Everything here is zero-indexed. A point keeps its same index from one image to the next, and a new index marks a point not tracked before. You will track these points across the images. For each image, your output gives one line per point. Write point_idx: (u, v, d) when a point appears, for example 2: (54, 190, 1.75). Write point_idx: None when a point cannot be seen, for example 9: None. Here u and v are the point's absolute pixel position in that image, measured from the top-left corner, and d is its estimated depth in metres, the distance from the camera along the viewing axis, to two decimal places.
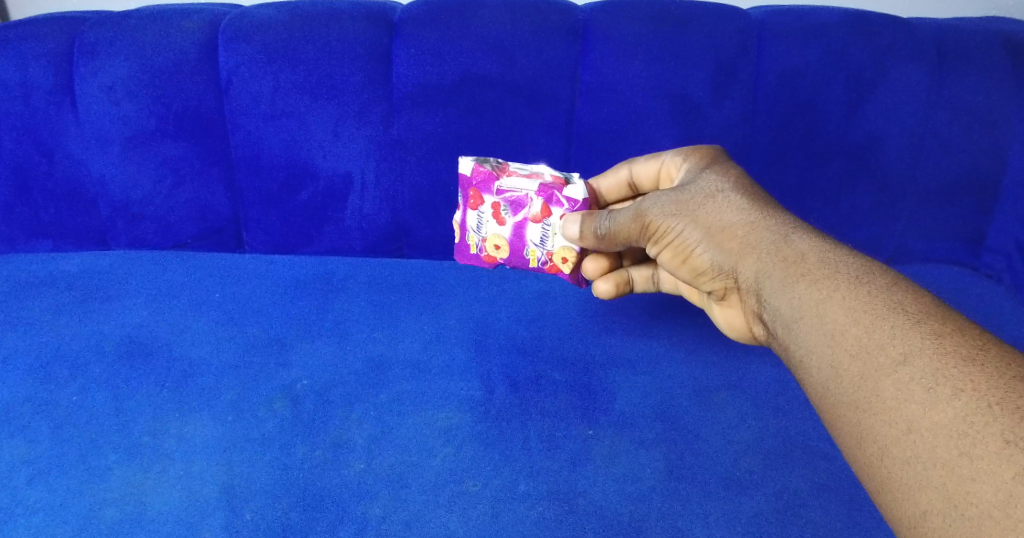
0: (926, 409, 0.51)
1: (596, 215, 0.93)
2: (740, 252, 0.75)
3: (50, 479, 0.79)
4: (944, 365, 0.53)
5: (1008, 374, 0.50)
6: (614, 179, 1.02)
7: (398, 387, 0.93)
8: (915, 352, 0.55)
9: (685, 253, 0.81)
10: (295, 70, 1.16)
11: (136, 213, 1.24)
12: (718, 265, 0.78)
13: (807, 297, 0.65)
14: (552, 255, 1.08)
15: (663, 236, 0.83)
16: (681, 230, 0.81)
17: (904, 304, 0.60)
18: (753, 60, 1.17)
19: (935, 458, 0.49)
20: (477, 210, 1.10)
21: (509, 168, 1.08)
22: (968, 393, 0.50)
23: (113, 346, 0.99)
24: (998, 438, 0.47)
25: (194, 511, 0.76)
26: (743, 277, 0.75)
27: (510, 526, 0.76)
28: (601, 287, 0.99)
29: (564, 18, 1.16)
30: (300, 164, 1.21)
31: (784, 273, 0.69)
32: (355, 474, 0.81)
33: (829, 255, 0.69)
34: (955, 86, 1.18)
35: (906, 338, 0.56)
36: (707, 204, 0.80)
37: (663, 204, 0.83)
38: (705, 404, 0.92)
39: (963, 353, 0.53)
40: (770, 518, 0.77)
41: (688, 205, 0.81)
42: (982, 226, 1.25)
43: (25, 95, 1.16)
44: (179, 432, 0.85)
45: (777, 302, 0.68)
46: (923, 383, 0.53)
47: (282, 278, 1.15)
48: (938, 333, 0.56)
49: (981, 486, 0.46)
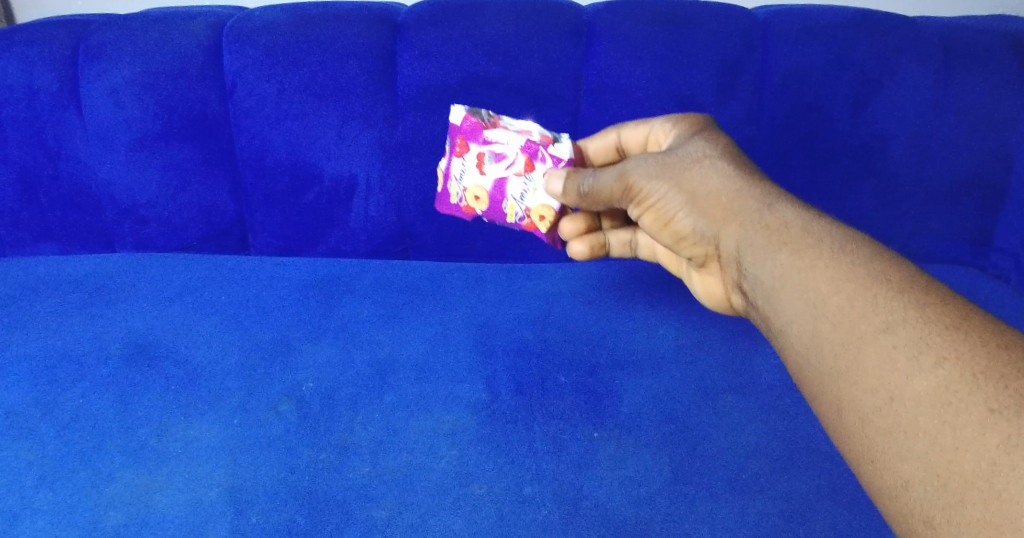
0: (908, 379, 0.53)
1: (579, 172, 0.89)
2: (725, 220, 0.76)
3: (56, 482, 0.79)
4: (927, 334, 0.55)
5: (991, 344, 0.52)
6: (601, 143, 0.99)
7: (403, 390, 0.93)
8: (898, 320, 0.57)
9: (667, 218, 0.81)
10: (300, 73, 1.16)
11: (142, 215, 1.24)
12: (701, 232, 0.79)
13: (792, 266, 0.67)
14: (531, 212, 0.99)
15: (646, 200, 0.82)
16: (665, 194, 0.80)
17: (887, 274, 0.61)
18: (759, 59, 1.17)
19: (919, 427, 0.51)
20: (461, 157, 1.00)
21: (500, 122, 1.02)
22: (951, 362, 0.52)
23: (119, 348, 0.99)
24: (982, 407, 0.49)
25: (199, 514, 0.76)
26: (727, 245, 0.76)
27: (515, 529, 0.75)
28: (575, 248, 1.01)
29: (569, 18, 1.16)
30: (305, 167, 1.21)
31: (770, 244, 0.71)
32: (360, 476, 0.80)
33: (814, 226, 0.70)
34: (963, 85, 1.17)
35: (889, 306, 0.58)
36: (693, 169, 0.80)
37: (649, 167, 0.82)
38: (711, 406, 0.92)
39: (946, 322, 0.55)
40: (777, 522, 0.77)
41: (674, 168, 0.80)
42: (990, 226, 1.25)
43: (31, 98, 1.16)
44: (184, 435, 0.85)
45: (763, 271, 0.70)
46: (906, 351, 0.54)
47: (288, 280, 1.16)
48: (921, 303, 0.58)
49: (965, 455, 0.47)
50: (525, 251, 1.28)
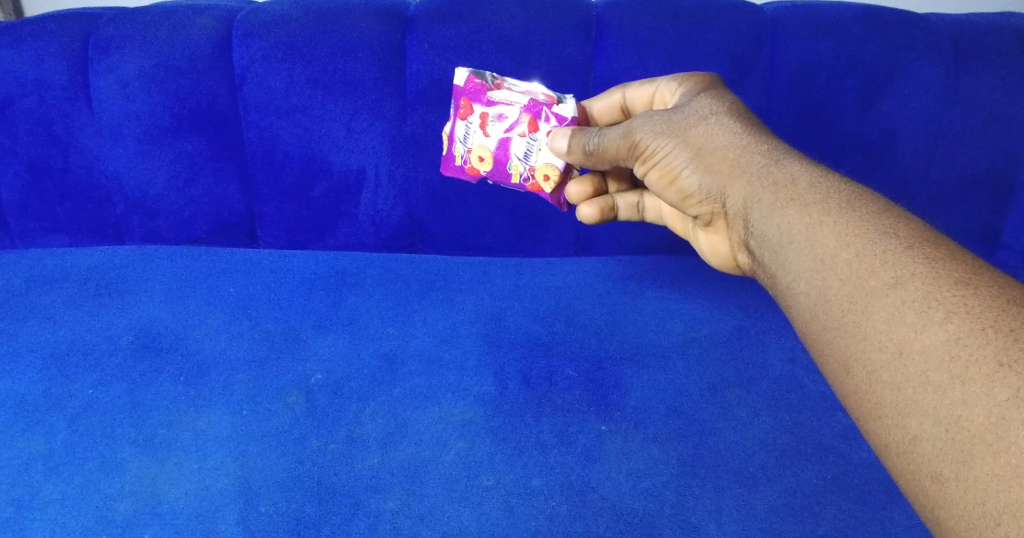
0: (917, 332, 0.51)
1: (586, 131, 0.90)
2: (730, 175, 0.75)
3: (68, 471, 0.81)
4: (936, 289, 0.52)
5: (1000, 298, 0.50)
6: (606, 103, 1.00)
7: (411, 382, 0.93)
8: (907, 275, 0.55)
9: (672, 174, 0.81)
10: (309, 67, 1.16)
11: (151, 207, 1.25)
12: (707, 189, 0.78)
13: (798, 221, 0.65)
14: (535, 171, 1.00)
15: (652, 157, 0.82)
16: (671, 151, 0.80)
17: (895, 230, 0.59)
18: (767, 55, 1.17)
19: (927, 381, 0.49)
20: (465, 119, 1.02)
21: (504, 85, 1.04)
22: (960, 316, 0.50)
23: (130, 340, 1.00)
24: (992, 360, 0.47)
25: (210, 503, 0.77)
26: (732, 202, 0.75)
27: (522, 521, 0.76)
28: (585, 212, 0.98)
29: (577, 12, 1.16)
30: (315, 160, 1.22)
31: (776, 200, 0.69)
32: (368, 467, 0.81)
33: (820, 181, 0.68)
34: (972, 81, 1.17)
35: (899, 262, 0.56)
36: (699, 126, 0.79)
37: (656, 123, 0.82)
38: (718, 400, 0.92)
39: (955, 277, 0.53)
40: (783, 515, 0.77)
41: (680, 124, 0.80)
42: (998, 221, 1.25)
43: (42, 91, 1.17)
44: (195, 426, 0.86)
45: (768, 225, 0.68)
46: (914, 305, 0.52)
47: (297, 272, 1.16)
48: (930, 258, 0.55)
49: (973, 409, 0.46)
50: (533, 245, 1.29)
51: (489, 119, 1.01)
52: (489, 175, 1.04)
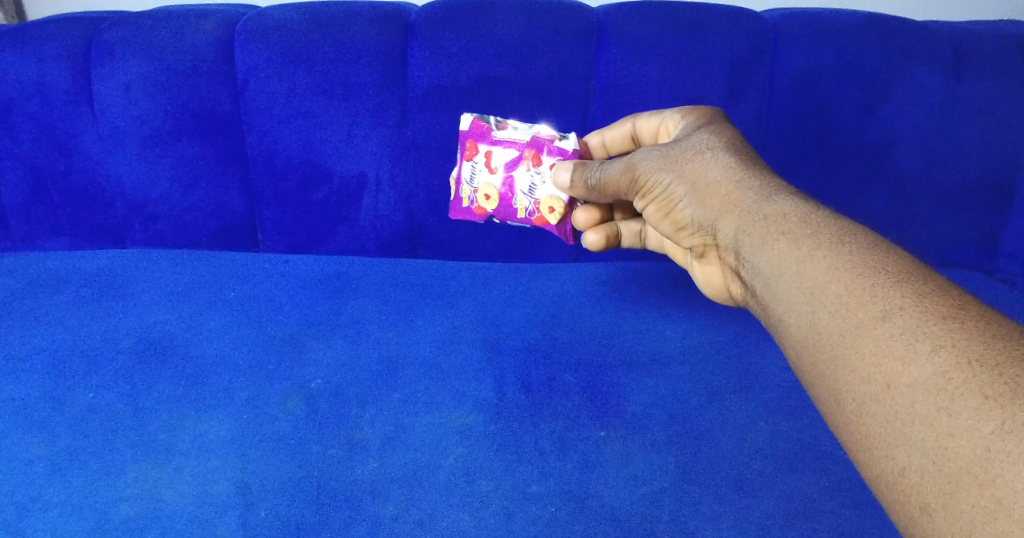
0: (905, 366, 0.51)
1: (587, 165, 0.92)
2: (722, 209, 0.76)
3: (69, 474, 0.81)
4: (924, 322, 0.52)
5: (987, 331, 0.50)
6: (618, 131, 1.00)
7: (411, 387, 0.93)
8: (895, 309, 0.54)
9: (669, 206, 0.82)
10: (311, 72, 1.17)
11: (153, 211, 1.25)
12: (701, 222, 0.79)
13: (788, 254, 0.65)
14: (540, 205, 1.03)
15: (650, 190, 0.83)
16: (668, 185, 0.81)
17: (885, 264, 0.59)
18: (768, 62, 1.17)
19: (914, 414, 0.49)
20: (471, 161, 1.06)
21: (507, 125, 1.07)
22: (947, 349, 0.50)
23: (130, 344, 1.00)
24: (978, 393, 0.46)
25: (208, 507, 0.77)
26: (724, 234, 0.75)
27: (521, 526, 0.76)
28: (591, 239, 0.98)
29: (578, 20, 1.16)
30: (316, 165, 1.22)
31: (766, 232, 0.69)
32: (368, 472, 0.81)
33: (811, 215, 0.68)
34: (972, 89, 1.17)
35: (886, 296, 0.56)
36: (695, 161, 0.80)
37: (655, 158, 0.83)
38: (717, 407, 0.92)
39: (943, 311, 0.53)
40: (780, 521, 0.77)
41: (677, 159, 0.81)
42: (997, 229, 1.25)
43: (45, 95, 1.17)
44: (195, 429, 0.86)
45: (758, 257, 0.68)
46: (902, 339, 0.52)
47: (296, 278, 1.16)
48: (918, 292, 0.55)
49: (959, 442, 0.45)
50: (533, 252, 1.29)
51: (493, 158, 1.05)
52: (497, 213, 1.07)
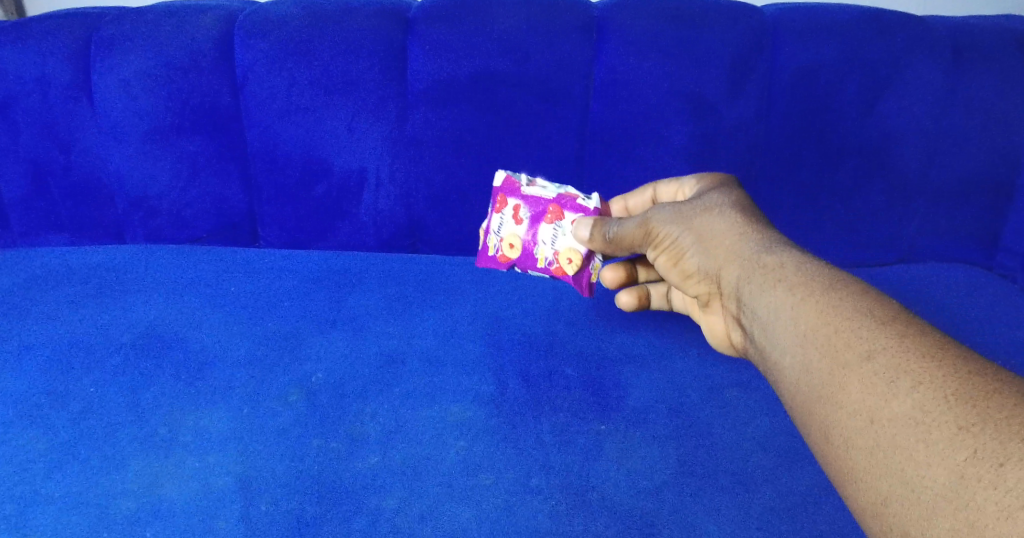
0: (886, 401, 0.53)
1: (606, 221, 0.94)
2: (725, 257, 0.78)
3: (69, 469, 0.81)
4: (906, 361, 0.55)
5: (964, 369, 0.53)
6: (639, 198, 1.04)
7: (412, 381, 0.94)
8: (880, 349, 0.57)
9: (677, 256, 0.84)
10: (311, 67, 1.17)
11: (153, 207, 1.25)
12: (705, 269, 0.80)
13: (783, 300, 0.67)
14: (559, 256, 1.11)
15: (660, 242, 0.85)
16: (677, 235, 0.83)
17: (872, 308, 0.62)
18: (768, 57, 1.17)
19: (895, 445, 0.51)
20: (501, 212, 1.15)
21: (537, 183, 1.16)
22: (926, 385, 0.52)
23: (131, 339, 1.01)
24: (953, 424, 0.49)
25: (209, 501, 0.77)
26: (725, 279, 0.77)
27: (522, 519, 0.76)
28: (624, 298, 1.05)
29: (578, 16, 1.16)
30: (316, 160, 1.22)
31: (763, 278, 0.71)
32: (369, 466, 0.81)
33: (806, 264, 0.71)
34: (971, 84, 1.17)
35: (872, 338, 0.58)
36: (703, 216, 0.83)
37: (667, 213, 0.86)
38: (718, 401, 0.92)
39: (923, 350, 0.55)
40: (780, 514, 0.77)
41: (687, 214, 0.84)
42: (996, 224, 1.25)
43: (44, 91, 1.17)
44: (195, 424, 0.87)
45: (755, 302, 0.70)
46: (884, 377, 0.55)
47: (296, 273, 1.17)
48: (902, 334, 0.58)
49: (935, 470, 0.47)
50: None
51: (520, 210, 1.14)
52: (518, 262, 1.17)
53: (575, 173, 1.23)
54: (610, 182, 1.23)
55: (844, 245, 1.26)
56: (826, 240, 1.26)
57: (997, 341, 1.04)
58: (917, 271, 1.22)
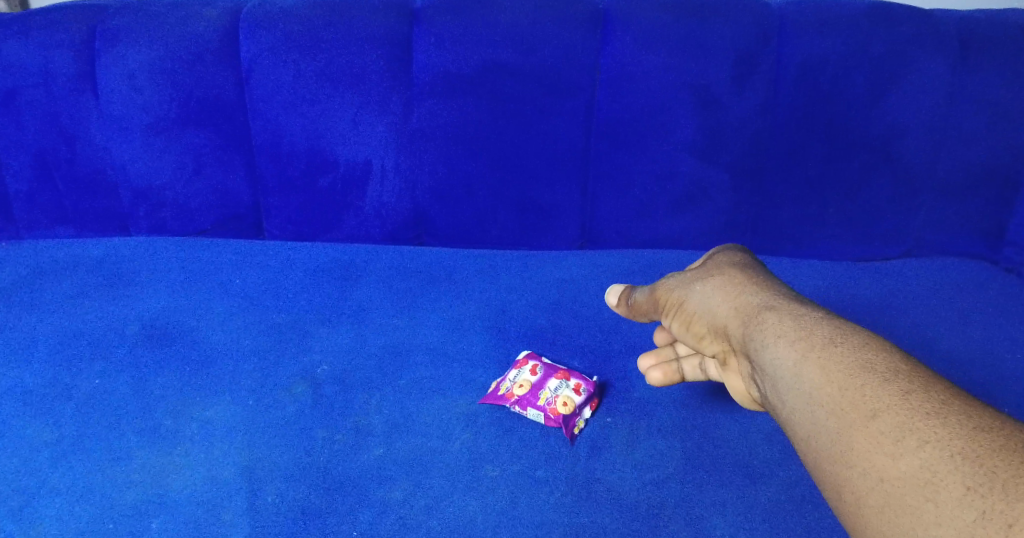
0: (893, 461, 0.52)
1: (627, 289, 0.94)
2: (729, 314, 0.75)
3: (74, 461, 0.82)
4: (909, 418, 0.54)
5: (969, 426, 0.52)
6: None
7: (418, 373, 0.95)
8: (883, 407, 0.55)
9: (686, 318, 0.80)
10: (316, 58, 1.17)
11: (158, 199, 1.25)
12: (712, 331, 0.77)
13: (787, 357, 0.64)
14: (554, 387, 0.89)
15: (669, 307, 0.83)
16: (684, 299, 0.81)
17: (873, 361, 0.60)
18: (775, 49, 1.16)
19: (903, 505, 0.51)
20: (518, 367, 0.93)
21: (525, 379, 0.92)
22: (931, 443, 0.52)
23: (136, 331, 1.01)
24: (960, 484, 0.49)
25: (216, 492, 0.78)
26: (732, 337, 0.73)
27: (527, 511, 0.76)
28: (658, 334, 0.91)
29: (585, 8, 1.16)
30: (322, 153, 1.22)
31: (765, 334, 0.68)
32: (374, 458, 0.82)
33: (808, 317, 0.68)
34: (979, 78, 1.17)
35: (875, 392, 0.57)
36: (705, 279, 0.81)
37: (675, 281, 0.85)
38: (724, 394, 0.92)
39: (926, 407, 0.54)
40: (785, 507, 0.77)
41: (691, 280, 0.82)
42: (1004, 218, 1.24)
43: (50, 83, 1.18)
44: (201, 416, 0.87)
45: (762, 364, 0.67)
46: (890, 436, 0.54)
47: (302, 265, 1.17)
48: (904, 389, 0.56)
49: (946, 531, 0.48)
50: (538, 238, 1.28)
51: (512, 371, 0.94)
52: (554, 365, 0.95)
53: (580, 166, 1.23)
54: (614, 176, 1.23)
55: (849, 239, 1.26)
56: (831, 234, 1.25)
57: (1004, 337, 1.04)
58: (924, 265, 1.22)
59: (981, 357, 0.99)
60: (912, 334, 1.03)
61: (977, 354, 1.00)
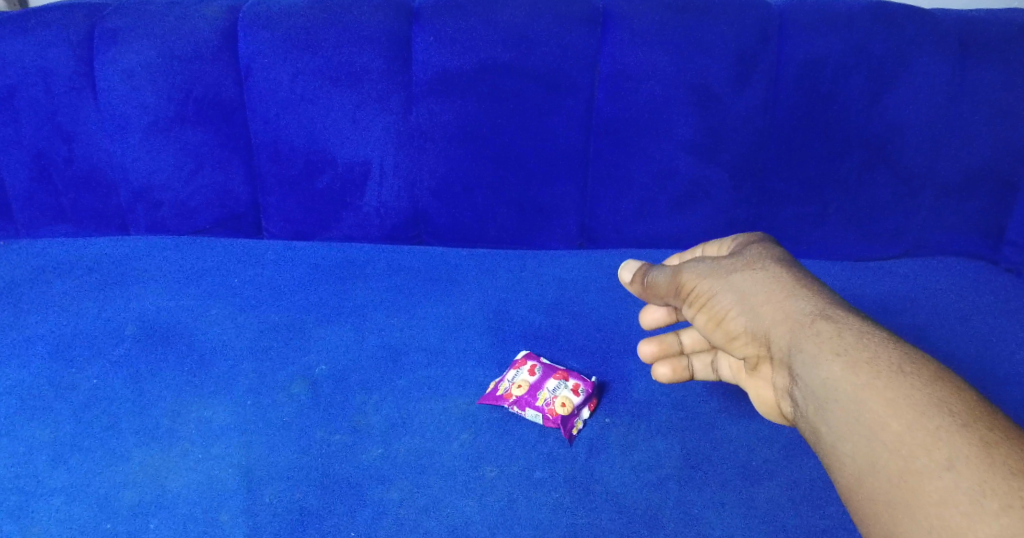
0: (967, 521, 0.46)
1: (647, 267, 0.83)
2: (776, 318, 0.67)
3: (72, 461, 0.81)
4: (988, 474, 0.47)
5: None
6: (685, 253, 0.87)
7: (416, 372, 0.94)
8: (959, 458, 0.49)
9: (718, 316, 0.73)
10: (315, 57, 1.17)
11: (157, 198, 1.25)
12: (751, 332, 0.69)
13: (845, 381, 0.58)
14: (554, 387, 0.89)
15: (699, 298, 0.75)
16: (718, 293, 0.73)
17: (944, 397, 0.53)
18: (774, 49, 1.16)
19: None
20: (517, 367, 0.93)
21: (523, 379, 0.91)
22: (1015, 505, 0.45)
23: (135, 331, 1.01)
24: None
25: (214, 492, 0.78)
26: (778, 344, 0.66)
27: (525, 512, 0.76)
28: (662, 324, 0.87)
29: (584, 7, 1.16)
30: (321, 152, 1.22)
31: (820, 351, 0.61)
32: (372, 458, 0.82)
33: (867, 333, 0.61)
34: (978, 78, 1.16)
35: (949, 438, 0.50)
36: (744, 272, 0.73)
37: (705, 268, 0.76)
38: (723, 394, 0.92)
39: (1007, 462, 0.48)
40: (785, 508, 0.77)
41: (725, 270, 0.74)
42: (1003, 218, 1.24)
43: (48, 82, 1.17)
44: (199, 415, 0.87)
45: (815, 384, 0.60)
46: (967, 491, 0.47)
47: (301, 265, 1.17)
48: (980, 436, 0.50)
49: None
50: (537, 238, 1.28)
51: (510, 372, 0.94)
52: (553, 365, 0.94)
53: (579, 166, 1.23)
54: (614, 175, 1.23)
55: (848, 239, 1.26)
56: (830, 234, 1.25)
57: (1004, 338, 1.04)
58: (923, 265, 1.22)
59: (981, 358, 0.99)
60: (911, 335, 1.03)
61: (976, 355, 1.00)
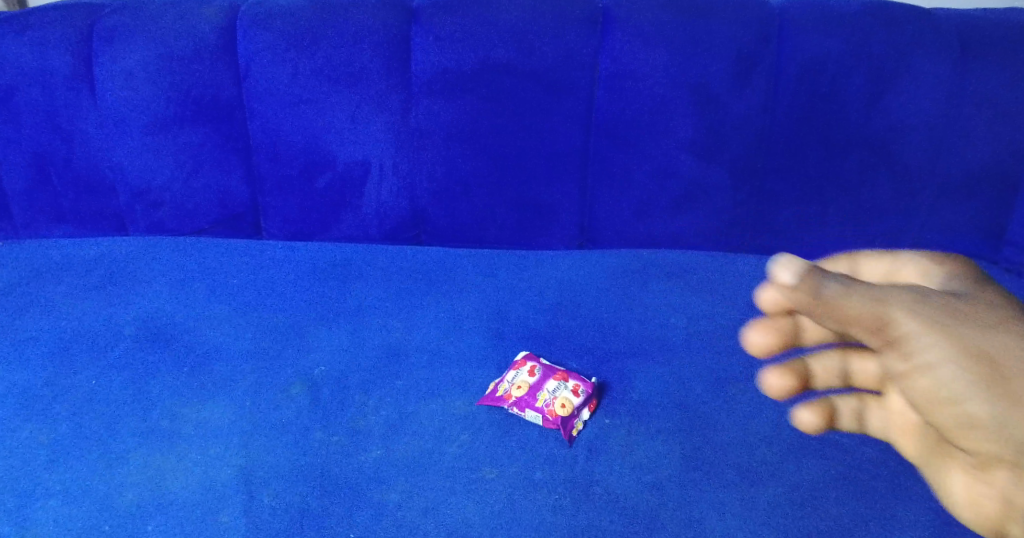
0: None
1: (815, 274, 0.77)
2: (962, 381, 0.68)
3: (70, 462, 0.81)
4: None
5: None
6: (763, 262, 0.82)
7: (416, 373, 0.94)
8: None
9: (921, 371, 0.70)
10: (315, 57, 1.16)
11: (156, 198, 1.25)
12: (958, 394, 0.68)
13: None
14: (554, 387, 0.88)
15: (918, 349, 0.71)
16: (939, 344, 0.70)
17: None
18: (774, 49, 1.16)
19: None
20: (517, 367, 0.92)
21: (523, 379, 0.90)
22: None
23: (133, 332, 1.01)
24: None
25: (212, 494, 0.77)
26: (971, 411, 0.66)
27: (525, 514, 0.76)
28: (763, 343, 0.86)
29: (584, 7, 1.16)
30: (320, 152, 1.21)
31: None
32: (371, 459, 0.81)
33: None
34: (979, 78, 1.16)
35: None
36: (973, 332, 0.73)
37: (912, 315, 0.73)
38: (724, 395, 0.92)
39: None
40: (786, 510, 0.77)
41: (937, 323, 0.72)
42: (1004, 219, 1.24)
43: (47, 82, 1.17)
44: (198, 416, 0.87)
45: None
46: None
47: (300, 265, 1.17)
48: None
49: None
50: (537, 238, 1.28)
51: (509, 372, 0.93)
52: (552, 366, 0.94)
53: (579, 165, 1.22)
54: (614, 175, 1.22)
55: (848, 239, 1.26)
56: (830, 234, 1.25)
57: None
58: None
59: None
60: None
61: None
